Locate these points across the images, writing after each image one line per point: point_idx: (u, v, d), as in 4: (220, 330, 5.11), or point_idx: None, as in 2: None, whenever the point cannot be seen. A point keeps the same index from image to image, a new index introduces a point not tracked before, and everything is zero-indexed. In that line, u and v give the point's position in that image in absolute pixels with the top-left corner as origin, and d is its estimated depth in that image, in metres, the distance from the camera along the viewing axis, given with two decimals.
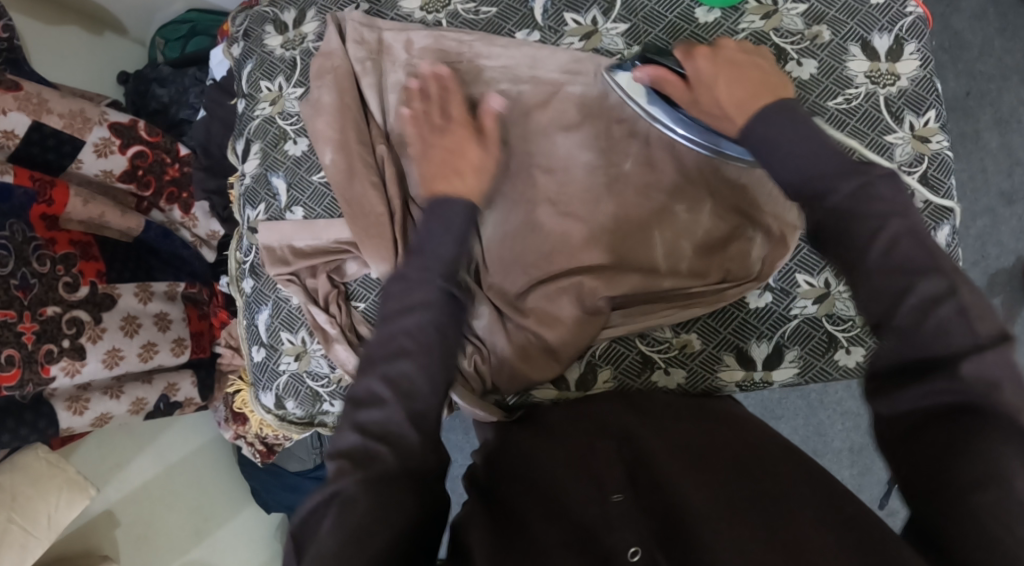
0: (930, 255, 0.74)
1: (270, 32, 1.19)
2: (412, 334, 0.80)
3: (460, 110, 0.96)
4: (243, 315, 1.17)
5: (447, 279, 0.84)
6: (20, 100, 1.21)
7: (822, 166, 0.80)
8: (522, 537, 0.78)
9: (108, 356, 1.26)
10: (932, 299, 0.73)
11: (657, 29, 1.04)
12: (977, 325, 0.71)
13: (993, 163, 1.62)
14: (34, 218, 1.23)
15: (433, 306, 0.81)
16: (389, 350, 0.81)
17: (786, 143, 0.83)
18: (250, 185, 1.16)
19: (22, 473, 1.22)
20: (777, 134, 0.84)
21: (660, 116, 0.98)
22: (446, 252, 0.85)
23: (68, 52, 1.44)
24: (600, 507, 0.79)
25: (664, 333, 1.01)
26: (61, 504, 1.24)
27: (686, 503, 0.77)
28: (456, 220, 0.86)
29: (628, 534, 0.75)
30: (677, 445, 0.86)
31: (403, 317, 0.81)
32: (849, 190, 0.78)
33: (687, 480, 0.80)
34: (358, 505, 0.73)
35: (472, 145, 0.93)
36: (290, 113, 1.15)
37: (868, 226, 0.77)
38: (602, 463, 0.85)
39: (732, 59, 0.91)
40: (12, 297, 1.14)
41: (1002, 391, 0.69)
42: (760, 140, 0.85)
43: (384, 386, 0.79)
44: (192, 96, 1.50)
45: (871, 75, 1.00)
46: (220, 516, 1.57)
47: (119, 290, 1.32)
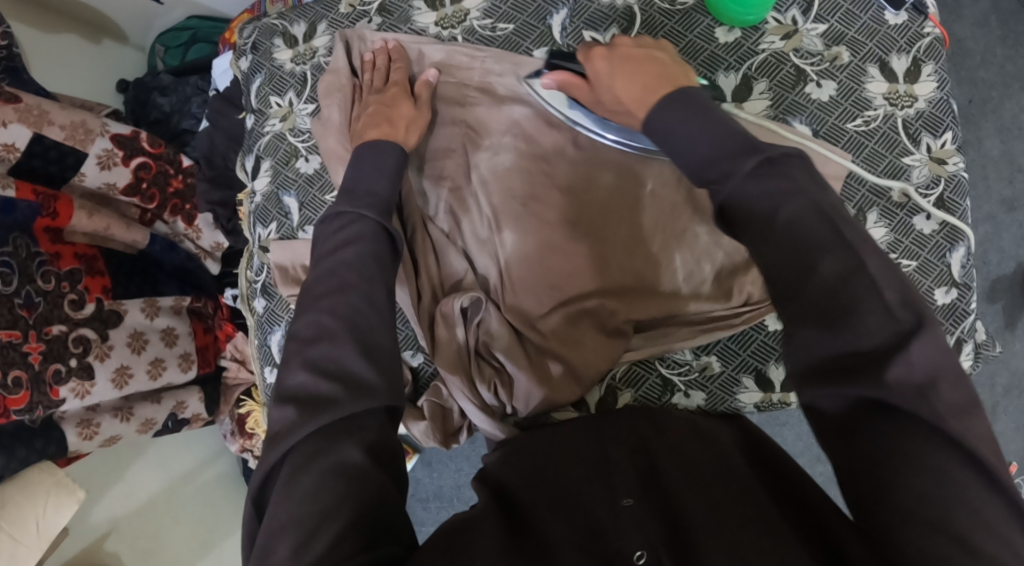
0: (832, 229, 0.69)
1: (279, 46, 1.18)
2: (351, 267, 0.82)
3: (400, 74, 1.04)
4: (255, 334, 1.16)
5: (380, 212, 0.88)
6: (20, 112, 1.17)
7: (714, 149, 0.76)
8: (532, 534, 0.77)
9: (117, 375, 1.24)
10: (847, 277, 0.67)
11: (677, 48, 1.03)
12: (894, 308, 0.66)
13: (995, 171, 1.62)
14: (38, 231, 1.20)
15: (367, 237, 0.85)
16: (327, 284, 0.82)
17: (681, 131, 0.79)
18: (260, 204, 1.15)
19: (9, 480, 1.17)
20: (672, 122, 0.79)
21: (582, 120, 0.99)
22: (381, 189, 0.90)
23: (68, 61, 1.40)
24: (612, 512, 0.79)
25: (683, 355, 1.01)
26: (49, 511, 1.17)
27: (696, 513, 0.77)
28: (388, 161, 0.93)
29: (635, 538, 0.75)
30: (692, 460, 0.86)
31: (338, 251, 0.84)
32: (747, 172, 0.73)
33: (702, 494, 0.80)
34: (316, 465, 0.73)
35: (405, 102, 1.01)
36: (301, 130, 1.14)
37: (770, 206, 0.72)
38: (616, 473, 0.85)
39: (631, 56, 0.89)
40: (16, 317, 1.12)
41: (943, 398, 0.63)
42: (657, 131, 0.80)
43: (326, 317, 0.80)
44: (194, 106, 1.49)
45: (888, 97, 1.00)
46: (225, 526, 1.52)
47: (126, 305, 1.30)
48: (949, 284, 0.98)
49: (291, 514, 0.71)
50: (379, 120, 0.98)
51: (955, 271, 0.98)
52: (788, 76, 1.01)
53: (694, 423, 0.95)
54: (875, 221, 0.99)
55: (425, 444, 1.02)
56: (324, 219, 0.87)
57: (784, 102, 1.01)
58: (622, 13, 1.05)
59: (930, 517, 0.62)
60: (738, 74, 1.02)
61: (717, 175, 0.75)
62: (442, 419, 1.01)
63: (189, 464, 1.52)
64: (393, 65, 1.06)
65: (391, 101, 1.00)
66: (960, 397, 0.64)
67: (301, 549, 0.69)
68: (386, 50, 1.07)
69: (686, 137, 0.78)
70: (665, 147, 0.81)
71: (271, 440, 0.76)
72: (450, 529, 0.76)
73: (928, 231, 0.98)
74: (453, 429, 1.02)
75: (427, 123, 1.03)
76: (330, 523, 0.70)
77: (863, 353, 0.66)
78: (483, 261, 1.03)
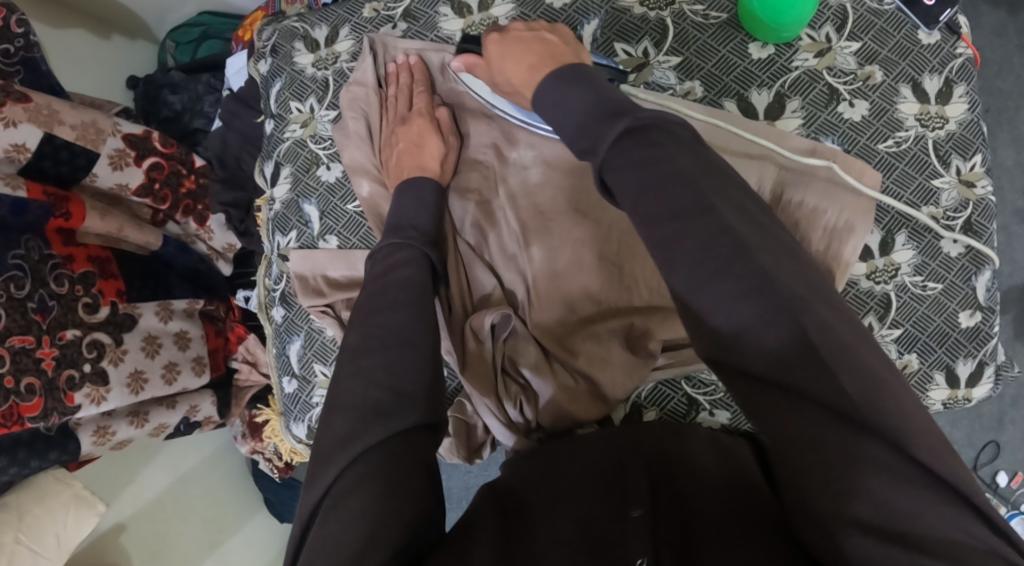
0: (701, 196, 0.71)
1: (300, 49, 1.16)
2: (402, 286, 0.87)
3: (422, 101, 1.05)
4: (273, 343, 1.15)
5: (426, 242, 0.92)
6: (30, 112, 1.14)
7: (587, 115, 0.78)
8: (531, 544, 0.77)
9: (131, 380, 1.23)
10: (713, 240, 0.69)
11: (710, 64, 1.02)
12: (768, 272, 0.67)
13: (1010, 181, 1.61)
14: (50, 233, 1.18)
15: (417, 260, 0.90)
16: (379, 302, 0.86)
17: (560, 109, 0.81)
18: (279, 211, 1.14)
19: (27, 492, 1.18)
20: (553, 93, 0.82)
21: (502, 108, 1.02)
22: (424, 223, 0.94)
23: (79, 56, 1.37)
24: (620, 524, 0.79)
25: (710, 375, 1.00)
26: (69, 523, 1.20)
27: (706, 533, 0.77)
28: (428, 197, 0.96)
29: (640, 546, 0.76)
30: (704, 472, 0.86)
31: (391, 272, 0.88)
32: (614, 137, 0.75)
33: (714, 505, 0.80)
34: (364, 488, 0.75)
35: (434, 135, 1.02)
36: (322, 137, 1.12)
37: (639, 171, 0.74)
38: (629, 484, 0.84)
39: (523, 36, 0.93)
40: (30, 322, 1.11)
41: (839, 379, 0.64)
42: (541, 104, 0.83)
43: (374, 332, 0.83)
44: (207, 104, 1.46)
45: (920, 118, 0.99)
46: (233, 522, 1.53)
47: (140, 309, 1.29)
48: (973, 308, 0.98)
49: (335, 536, 0.72)
50: (417, 158, 1.00)
51: (980, 294, 0.98)
52: (821, 94, 1.00)
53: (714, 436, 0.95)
54: (902, 244, 0.98)
55: (451, 458, 1.00)
56: (373, 253, 0.91)
57: (816, 121, 1.00)
58: (654, 25, 1.04)
59: (890, 525, 0.61)
60: (771, 91, 1.01)
61: (594, 142, 0.77)
62: (467, 436, 1.01)
63: (197, 463, 1.51)
64: (416, 86, 1.07)
65: (423, 134, 1.02)
66: (867, 375, 0.64)
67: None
68: (407, 66, 1.08)
69: (567, 104, 0.81)
70: (548, 121, 0.83)
71: (322, 462, 0.77)
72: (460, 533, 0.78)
73: (955, 255, 0.98)
74: (476, 444, 1.01)
75: (459, 146, 1.05)
76: (375, 552, 0.70)
77: (737, 329, 0.67)
78: (510, 277, 1.03)
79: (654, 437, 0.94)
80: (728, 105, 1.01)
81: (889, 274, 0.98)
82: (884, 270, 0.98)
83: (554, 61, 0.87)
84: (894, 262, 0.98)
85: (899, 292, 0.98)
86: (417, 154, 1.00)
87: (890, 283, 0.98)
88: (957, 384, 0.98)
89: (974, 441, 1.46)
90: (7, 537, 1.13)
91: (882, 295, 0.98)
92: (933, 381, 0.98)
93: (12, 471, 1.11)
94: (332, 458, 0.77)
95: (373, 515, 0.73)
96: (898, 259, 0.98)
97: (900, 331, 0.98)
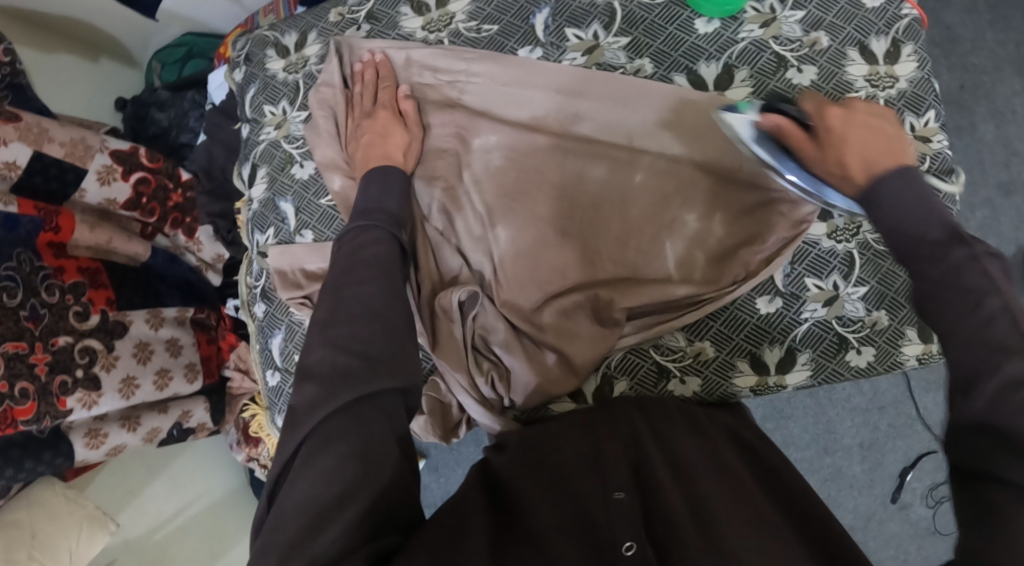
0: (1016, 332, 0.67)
1: (272, 56, 1.21)
2: (372, 261, 0.88)
3: (387, 94, 1.09)
4: (256, 339, 1.18)
5: (394, 224, 0.94)
6: (20, 130, 1.20)
7: (924, 232, 0.72)
8: (521, 526, 0.80)
9: (123, 386, 1.27)
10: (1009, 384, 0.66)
11: (658, 41, 1.06)
12: None
13: (990, 155, 1.61)
14: (42, 246, 1.23)
15: (384, 241, 0.91)
16: (348, 278, 0.87)
17: (905, 208, 0.74)
18: (257, 210, 1.17)
19: (40, 510, 1.19)
20: (894, 192, 0.75)
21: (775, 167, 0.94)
22: (392, 205, 0.95)
23: (65, 79, 1.43)
24: (603, 506, 0.81)
25: (677, 341, 1.01)
26: (81, 541, 1.18)
27: (680, 510, 0.80)
28: (395, 182, 0.99)
29: (626, 530, 0.77)
30: (682, 457, 0.88)
31: (360, 250, 0.90)
32: (956, 262, 0.70)
33: (685, 493, 0.83)
34: (334, 448, 0.77)
35: (396, 128, 1.05)
36: (295, 137, 1.16)
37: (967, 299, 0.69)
38: (610, 467, 0.85)
39: (871, 124, 0.83)
40: (22, 329, 1.15)
41: None
42: (874, 196, 0.76)
43: (337, 305, 0.85)
44: (192, 120, 1.50)
45: (869, 78, 1.01)
46: (233, 536, 1.51)
47: (130, 317, 1.33)
48: None
49: (306, 498, 0.75)
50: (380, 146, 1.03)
51: None
52: (769, 63, 1.03)
53: (686, 413, 0.96)
54: None
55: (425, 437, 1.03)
56: (340, 234, 0.92)
57: (765, 89, 1.03)
58: (603, 10, 1.08)
59: None
60: (719, 63, 1.04)
61: (920, 255, 0.72)
62: (442, 415, 1.03)
63: (195, 477, 1.52)
64: (381, 82, 1.10)
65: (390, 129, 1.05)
66: None
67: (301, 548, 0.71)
68: (373, 63, 1.12)
69: (895, 206, 0.74)
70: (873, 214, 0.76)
71: (294, 421, 0.80)
72: (446, 508, 0.81)
73: None
74: (452, 424, 1.03)
75: (422, 136, 1.08)
76: (348, 508, 0.74)
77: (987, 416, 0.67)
78: (477, 258, 1.05)
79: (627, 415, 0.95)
80: (679, 79, 1.05)
81: (850, 233, 1.00)
82: (845, 229, 1.00)
83: (899, 155, 0.79)
84: (855, 220, 1.00)
85: (862, 250, 1.00)
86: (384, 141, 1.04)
87: (852, 242, 1.00)
88: (929, 338, 0.98)
89: None
90: (21, 554, 1.13)
91: (845, 254, 1.00)
92: (905, 337, 0.99)
93: (7, 472, 1.14)
94: (304, 419, 0.79)
95: (350, 492, 0.75)
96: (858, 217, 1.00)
97: (867, 288, 1.00)
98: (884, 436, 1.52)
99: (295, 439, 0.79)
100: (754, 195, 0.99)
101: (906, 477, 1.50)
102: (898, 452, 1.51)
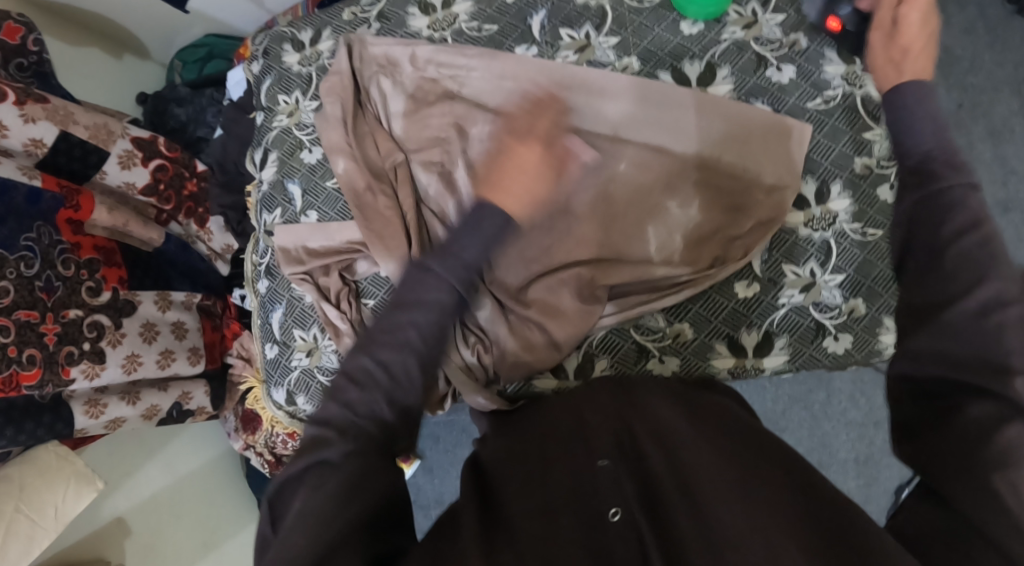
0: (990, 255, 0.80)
1: (288, 50, 1.26)
2: (420, 328, 0.84)
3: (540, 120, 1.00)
4: (258, 314, 1.23)
5: (464, 284, 0.86)
6: (48, 111, 1.27)
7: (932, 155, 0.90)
8: (502, 504, 0.82)
9: (127, 361, 1.32)
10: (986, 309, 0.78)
11: (645, 41, 1.11)
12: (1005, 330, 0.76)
13: (989, 174, 1.60)
14: (61, 222, 1.28)
15: (440, 308, 0.84)
16: (391, 331, 0.84)
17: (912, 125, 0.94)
18: (266, 191, 1.22)
19: (31, 467, 1.23)
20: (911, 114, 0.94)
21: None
22: (470, 255, 0.87)
23: (92, 72, 1.52)
24: (589, 476, 0.83)
25: (657, 322, 1.05)
26: (68, 495, 1.23)
27: (664, 473, 0.82)
28: (490, 230, 0.89)
29: (612, 496, 0.80)
30: (663, 422, 0.89)
31: (417, 307, 0.84)
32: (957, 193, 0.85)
33: (668, 456, 0.84)
34: (338, 474, 0.79)
35: (531, 152, 0.95)
36: (306, 124, 1.22)
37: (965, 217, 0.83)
38: (593, 438, 0.88)
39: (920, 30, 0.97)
40: (36, 298, 1.20)
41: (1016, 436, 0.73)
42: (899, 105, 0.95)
43: (376, 367, 0.83)
44: (209, 115, 1.59)
45: (846, 77, 1.06)
46: (228, 528, 1.56)
47: (140, 297, 1.39)
48: None
49: (309, 509, 0.77)
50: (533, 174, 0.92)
51: None
52: (750, 62, 1.08)
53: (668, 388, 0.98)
54: (838, 193, 1.04)
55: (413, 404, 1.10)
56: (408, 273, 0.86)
57: (746, 86, 1.07)
58: (594, 12, 1.13)
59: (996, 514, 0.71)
60: (702, 62, 1.09)
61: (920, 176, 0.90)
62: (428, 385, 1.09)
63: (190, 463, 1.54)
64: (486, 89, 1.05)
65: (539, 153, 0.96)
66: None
67: (317, 540, 0.75)
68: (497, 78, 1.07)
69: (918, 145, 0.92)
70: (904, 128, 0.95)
71: (301, 453, 0.81)
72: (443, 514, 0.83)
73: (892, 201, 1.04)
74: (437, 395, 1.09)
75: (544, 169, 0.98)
76: (345, 515, 0.77)
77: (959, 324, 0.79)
78: None
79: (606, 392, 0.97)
80: (664, 76, 1.09)
81: (826, 222, 1.04)
82: (821, 218, 1.04)
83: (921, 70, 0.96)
84: (831, 210, 1.04)
85: (838, 239, 1.04)
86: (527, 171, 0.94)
87: (828, 230, 1.04)
88: None
89: None
90: (8, 506, 1.17)
91: (821, 242, 1.04)
92: (882, 325, 1.02)
93: (9, 431, 1.18)
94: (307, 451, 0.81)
95: (348, 500, 0.78)
96: (834, 208, 1.04)
97: (843, 276, 1.03)
98: (880, 452, 1.52)
99: (296, 464, 0.81)
100: (734, 183, 1.03)
101: (901, 495, 1.49)
102: (894, 469, 1.51)
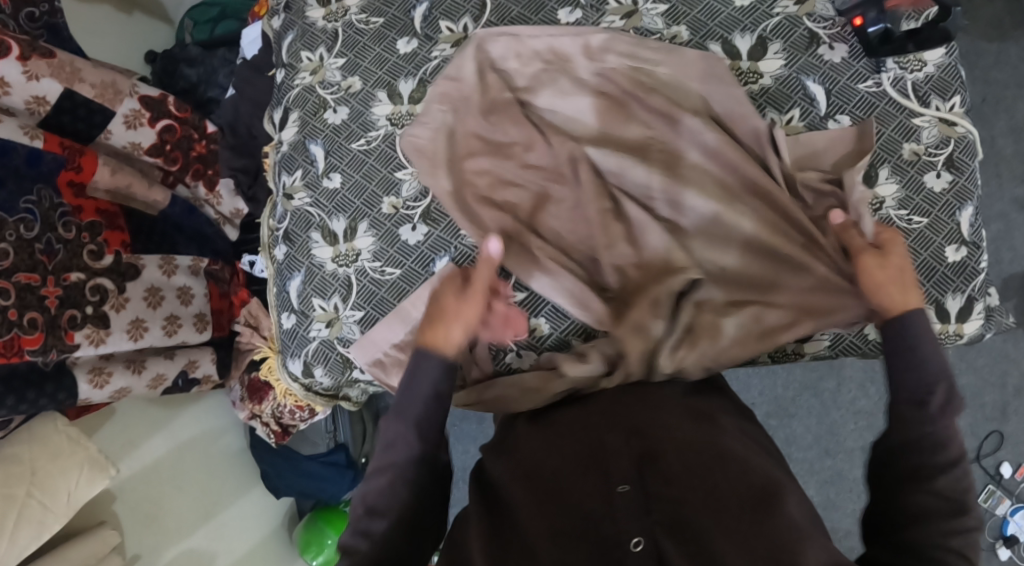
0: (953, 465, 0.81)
1: (313, 4, 1.20)
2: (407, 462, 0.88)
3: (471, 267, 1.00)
4: (275, 282, 1.19)
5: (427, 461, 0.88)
6: (54, 67, 1.21)
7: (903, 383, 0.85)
8: (516, 533, 0.82)
9: (132, 327, 1.27)
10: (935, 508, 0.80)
11: (695, 11, 1.07)
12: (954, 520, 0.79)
13: (1009, 171, 1.57)
14: (62, 185, 1.23)
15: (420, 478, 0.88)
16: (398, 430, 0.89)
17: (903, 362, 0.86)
18: (287, 152, 1.17)
19: (42, 447, 1.18)
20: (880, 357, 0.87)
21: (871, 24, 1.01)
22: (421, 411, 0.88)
23: (102, 29, 1.47)
24: (610, 505, 0.81)
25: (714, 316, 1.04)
26: (82, 481, 1.20)
27: (693, 502, 0.81)
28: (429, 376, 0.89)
29: (634, 524, 0.79)
30: (689, 441, 0.87)
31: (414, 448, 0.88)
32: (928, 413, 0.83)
33: (696, 479, 0.82)
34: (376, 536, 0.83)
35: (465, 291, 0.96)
36: (331, 83, 1.16)
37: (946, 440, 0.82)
38: (609, 458, 0.85)
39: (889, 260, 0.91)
40: (36, 262, 1.14)
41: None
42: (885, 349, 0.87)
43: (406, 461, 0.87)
44: (221, 76, 1.51)
45: (898, 61, 1.03)
46: (226, 497, 1.51)
47: (144, 261, 1.33)
48: (959, 242, 1.01)
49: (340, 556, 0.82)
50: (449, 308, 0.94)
51: (964, 229, 1.01)
52: (801, 39, 1.04)
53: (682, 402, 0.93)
54: (886, 177, 1.02)
55: None
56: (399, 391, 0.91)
57: (797, 63, 1.04)
58: None
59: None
60: (753, 36, 1.05)
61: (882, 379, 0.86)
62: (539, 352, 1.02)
63: (196, 435, 1.49)
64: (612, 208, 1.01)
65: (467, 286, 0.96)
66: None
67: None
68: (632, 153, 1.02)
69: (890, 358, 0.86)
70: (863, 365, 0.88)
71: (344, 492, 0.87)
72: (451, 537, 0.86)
73: (940, 189, 1.01)
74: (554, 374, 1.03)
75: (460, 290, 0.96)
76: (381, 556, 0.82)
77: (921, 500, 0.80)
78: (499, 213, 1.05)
79: (621, 403, 0.93)
80: (714, 48, 1.06)
81: (873, 207, 1.01)
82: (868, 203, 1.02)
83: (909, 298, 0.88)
84: (878, 195, 1.02)
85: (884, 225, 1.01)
86: (462, 314, 0.93)
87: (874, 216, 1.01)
88: (947, 318, 1.01)
89: (977, 431, 1.52)
90: (19, 490, 1.14)
91: None
92: None
93: (9, 400, 1.13)
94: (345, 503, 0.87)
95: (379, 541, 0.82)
96: (882, 192, 1.02)
97: None
98: None
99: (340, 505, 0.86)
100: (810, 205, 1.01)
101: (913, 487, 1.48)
102: None
